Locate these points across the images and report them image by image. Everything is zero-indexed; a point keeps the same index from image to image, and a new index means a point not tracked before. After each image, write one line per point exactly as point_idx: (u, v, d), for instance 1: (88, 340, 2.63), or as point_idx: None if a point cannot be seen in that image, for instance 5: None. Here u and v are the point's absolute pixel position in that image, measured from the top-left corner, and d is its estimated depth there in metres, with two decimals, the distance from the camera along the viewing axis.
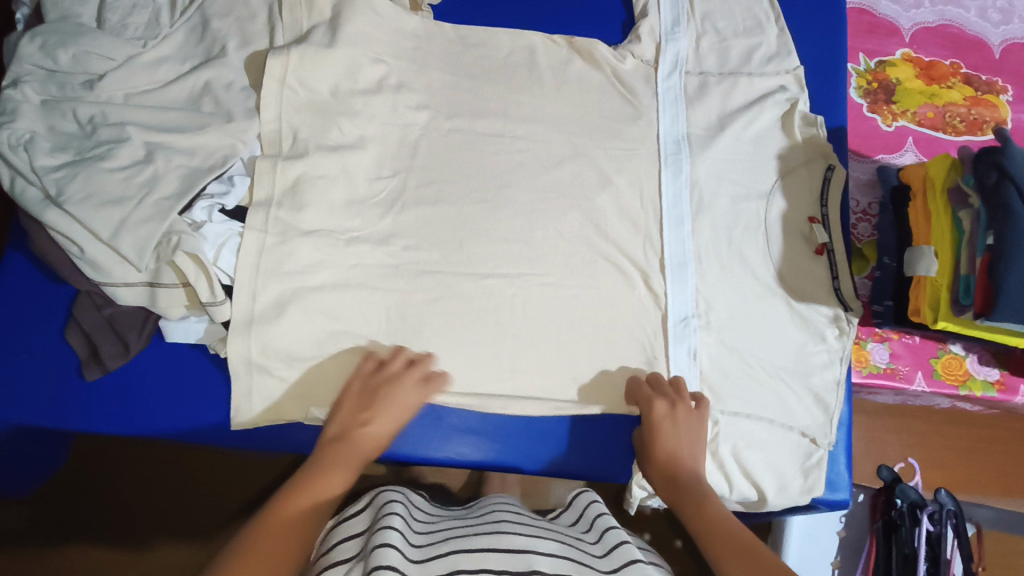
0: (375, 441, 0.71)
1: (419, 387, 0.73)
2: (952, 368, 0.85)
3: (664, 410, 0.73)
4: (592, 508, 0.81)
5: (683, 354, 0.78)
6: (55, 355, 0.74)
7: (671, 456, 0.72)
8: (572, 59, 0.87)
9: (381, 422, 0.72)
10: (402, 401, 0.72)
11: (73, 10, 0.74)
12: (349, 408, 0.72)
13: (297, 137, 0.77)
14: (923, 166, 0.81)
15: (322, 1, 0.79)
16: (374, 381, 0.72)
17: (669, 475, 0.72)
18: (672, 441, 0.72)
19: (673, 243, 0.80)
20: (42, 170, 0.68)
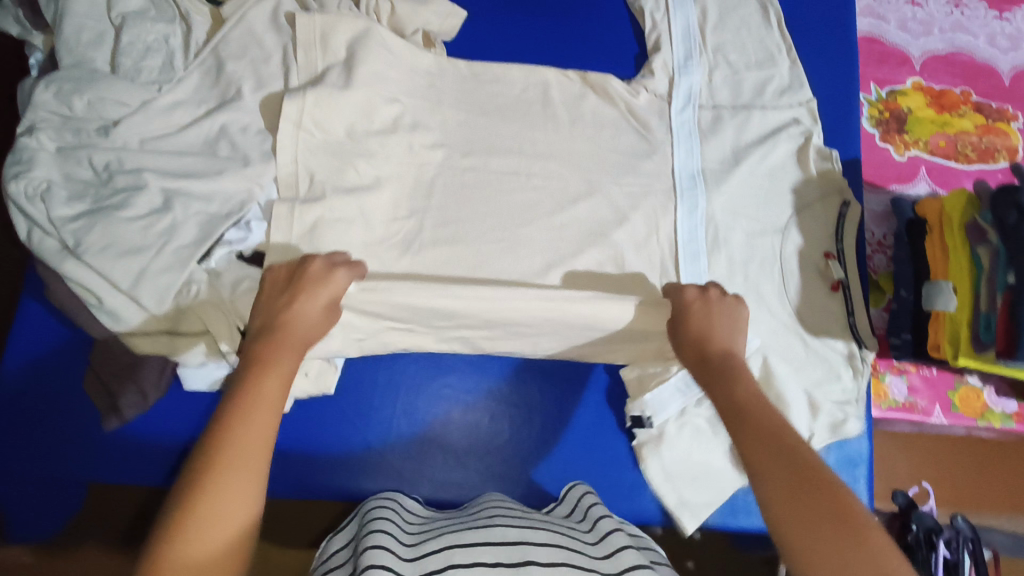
0: (308, 326, 0.64)
1: (332, 267, 0.67)
2: (969, 401, 0.85)
3: (694, 294, 0.71)
4: (586, 497, 0.75)
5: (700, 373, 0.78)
6: (72, 403, 0.74)
7: (702, 335, 0.68)
8: (586, 95, 0.87)
9: (308, 305, 0.65)
10: (328, 285, 0.66)
11: (87, 55, 0.73)
12: (270, 298, 0.65)
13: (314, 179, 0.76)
14: (939, 200, 0.81)
15: (336, 43, 0.79)
16: (284, 272, 0.67)
17: (698, 359, 0.67)
18: (702, 322, 0.68)
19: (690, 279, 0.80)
20: (58, 221, 0.67)
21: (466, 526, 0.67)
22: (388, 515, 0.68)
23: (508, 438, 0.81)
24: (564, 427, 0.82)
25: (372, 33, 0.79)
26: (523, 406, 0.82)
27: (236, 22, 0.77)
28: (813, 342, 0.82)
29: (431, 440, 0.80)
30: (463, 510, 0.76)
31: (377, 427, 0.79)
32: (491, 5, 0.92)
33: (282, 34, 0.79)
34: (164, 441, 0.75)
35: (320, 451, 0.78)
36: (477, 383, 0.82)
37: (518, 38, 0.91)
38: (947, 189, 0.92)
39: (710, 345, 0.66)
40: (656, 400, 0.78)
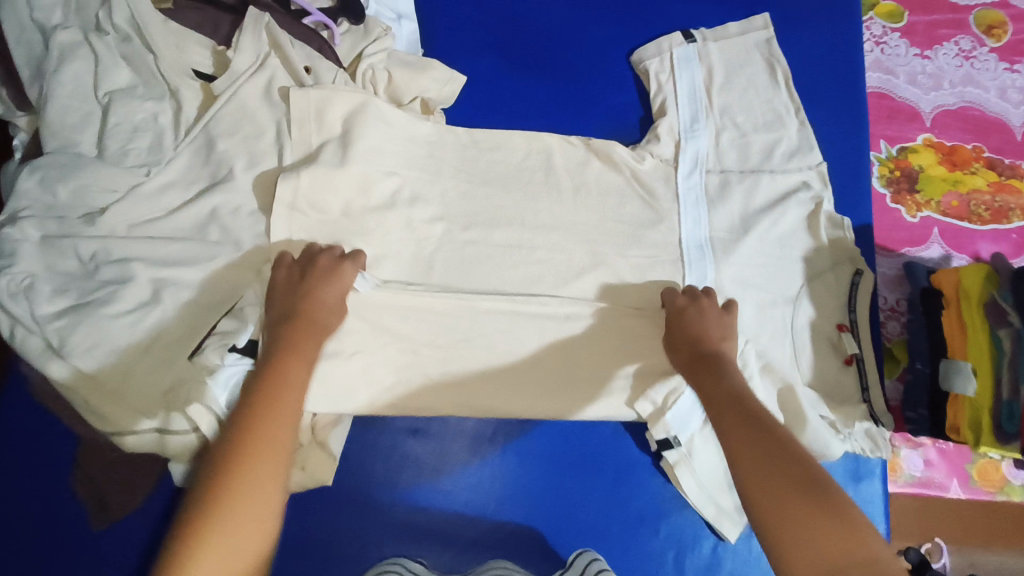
0: (322, 315, 0.68)
1: (340, 259, 0.71)
2: (988, 474, 0.85)
3: (686, 301, 0.74)
4: (592, 563, 0.71)
5: None
6: (52, 504, 0.70)
7: (695, 337, 0.71)
8: (590, 161, 0.84)
9: (319, 295, 0.68)
10: (335, 283, 0.69)
11: (73, 138, 0.70)
12: (282, 293, 0.68)
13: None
14: (955, 275, 0.79)
15: (332, 117, 0.76)
16: (292, 266, 0.70)
17: (690, 359, 0.70)
18: (693, 324, 0.72)
19: None
20: (41, 319, 0.64)
21: None
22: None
23: (508, 524, 0.76)
24: (572, 511, 0.77)
25: (369, 107, 0.76)
26: (530, 491, 0.77)
27: (228, 98, 0.74)
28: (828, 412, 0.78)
29: (428, 529, 0.75)
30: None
31: (373, 516, 0.75)
32: (490, 69, 0.89)
33: (276, 108, 0.76)
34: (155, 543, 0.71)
35: (312, 543, 0.74)
36: (483, 468, 0.78)
37: (519, 103, 0.88)
38: (961, 252, 0.90)
39: (699, 346, 0.70)
40: (678, 417, 0.75)
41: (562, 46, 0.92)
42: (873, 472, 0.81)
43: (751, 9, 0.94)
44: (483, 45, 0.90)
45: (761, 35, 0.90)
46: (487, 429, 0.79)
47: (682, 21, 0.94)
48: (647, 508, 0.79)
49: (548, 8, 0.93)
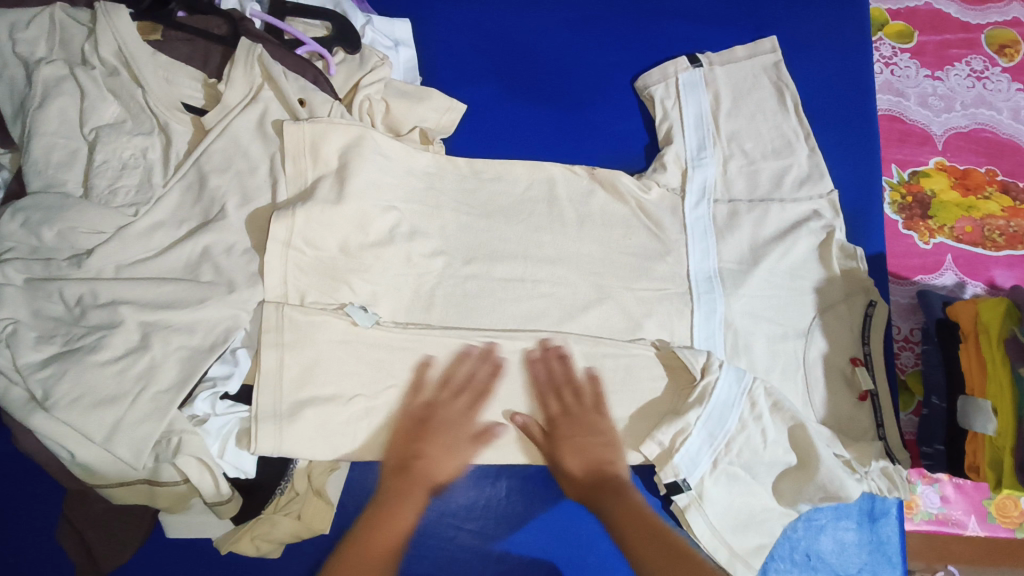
0: (434, 472, 0.70)
1: (466, 422, 0.72)
2: (1007, 510, 0.81)
3: (558, 409, 0.72)
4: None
5: (722, 432, 0.71)
6: (38, 555, 0.67)
7: (596, 460, 0.71)
8: (595, 191, 0.82)
9: (439, 457, 0.71)
10: (454, 441, 0.71)
11: (58, 177, 0.68)
12: (405, 436, 0.70)
13: (304, 300, 0.71)
14: (973, 306, 0.76)
15: (328, 151, 0.73)
16: (420, 407, 0.71)
17: (592, 484, 0.70)
18: (571, 446, 0.71)
19: (723, 386, 0.72)
20: (25, 369, 0.61)
21: None
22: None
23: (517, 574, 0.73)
24: (580, 557, 0.74)
25: (366, 141, 0.73)
26: (533, 536, 0.74)
27: (219, 132, 0.72)
28: (843, 450, 0.75)
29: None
30: None
31: None
32: (491, 96, 0.87)
33: (270, 143, 0.74)
34: None
35: None
36: (487, 513, 0.75)
37: (520, 131, 0.86)
38: (975, 279, 0.87)
39: (602, 467, 0.70)
40: (686, 458, 0.70)
41: (564, 70, 0.89)
42: (888, 511, 0.77)
43: (759, 31, 0.92)
44: (483, 70, 0.88)
45: (769, 58, 0.88)
46: (490, 470, 0.76)
47: (688, 44, 0.91)
48: None
49: (550, 32, 0.90)
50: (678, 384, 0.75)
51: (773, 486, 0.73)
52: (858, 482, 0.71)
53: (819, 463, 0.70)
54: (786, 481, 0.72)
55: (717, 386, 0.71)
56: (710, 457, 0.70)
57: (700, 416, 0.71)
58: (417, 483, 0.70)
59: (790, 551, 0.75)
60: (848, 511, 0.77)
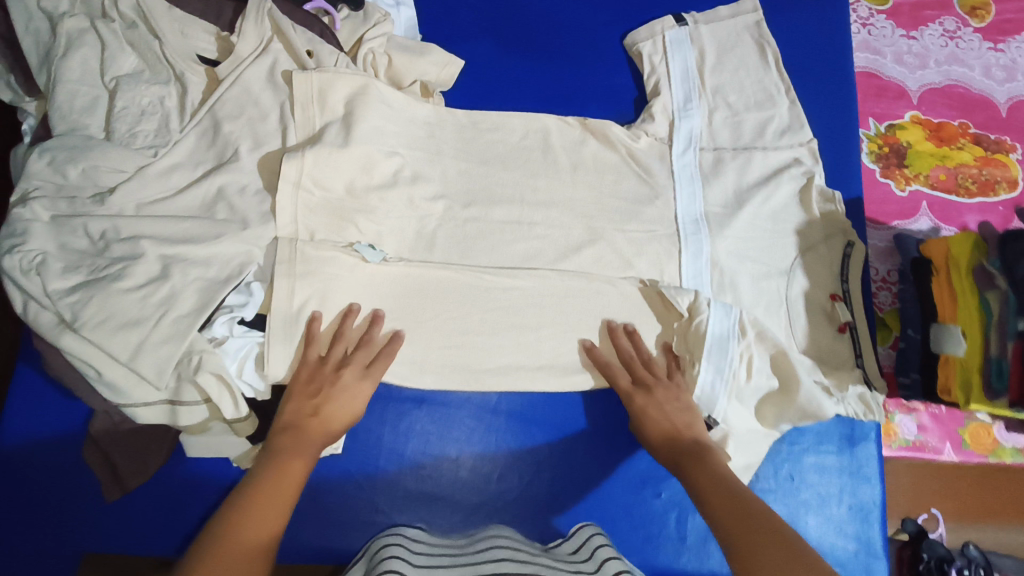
0: (328, 423, 0.70)
1: (363, 376, 0.72)
2: (980, 437, 0.87)
3: (629, 384, 0.76)
4: (594, 539, 0.70)
5: (722, 364, 0.75)
6: (69, 473, 0.72)
7: (674, 428, 0.72)
8: (587, 140, 0.87)
9: (332, 406, 0.70)
10: (349, 390, 0.71)
11: (81, 122, 0.72)
12: (299, 394, 0.70)
13: (313, 235, 0.75)
14: (945, 243, 0.81)
15: (334, 99, 0.77)
16: (317, 359, 0.72)
17: (676, 447, 0.71)
18: (649, 417, 0.73)
19: (717, 318, 0.76)
20: (55, 294, 0.66)
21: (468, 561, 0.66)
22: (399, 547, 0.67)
23: (517, 494, 0.78)
24: (574, 478, 0.79)
25: (371, 89, 0.78)
26: (531, 459, 0.79)
27: (232, 82, 0.76)
28: (823, 376, 0.79)
29: (436, 502, 0.77)
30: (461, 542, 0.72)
31: (383, 485, 0.76)
32: (487, 53, 0.92)
33: (279, 92, 0.78)
34: (159, 514, 0.73)
35: (320, 518, 0.75)
36: (488, 438, 0.79)
37: (517, 86, 0.90)
38: (949, 224, 0.92)
39: (680, 433, 0.71)
40: (705, 396, 0.74)
41: (556, 30, 0.94)
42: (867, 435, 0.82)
43: None
44: (481, 29, 0.93)
45: (751, 17, 0.93)
46: (489, 404, 0.80)
47: (674, 5, 0.96)
48: (649, 473, 0.80)
49: None
50: (665, 319, 0.80)
51: (758, 411, 0.77)
52: (835, 405, 0.76)
53: (800, 386, 0.74)
54: (769, 405, 0.77)
55: (709, 324, 0.76)
56: (725, 391, 0.74)
57: (706, 352, 0.75)
58: (310, 436, 0.68)
59: (775, 471, 0.80)
60: (829, 436, 0.82)
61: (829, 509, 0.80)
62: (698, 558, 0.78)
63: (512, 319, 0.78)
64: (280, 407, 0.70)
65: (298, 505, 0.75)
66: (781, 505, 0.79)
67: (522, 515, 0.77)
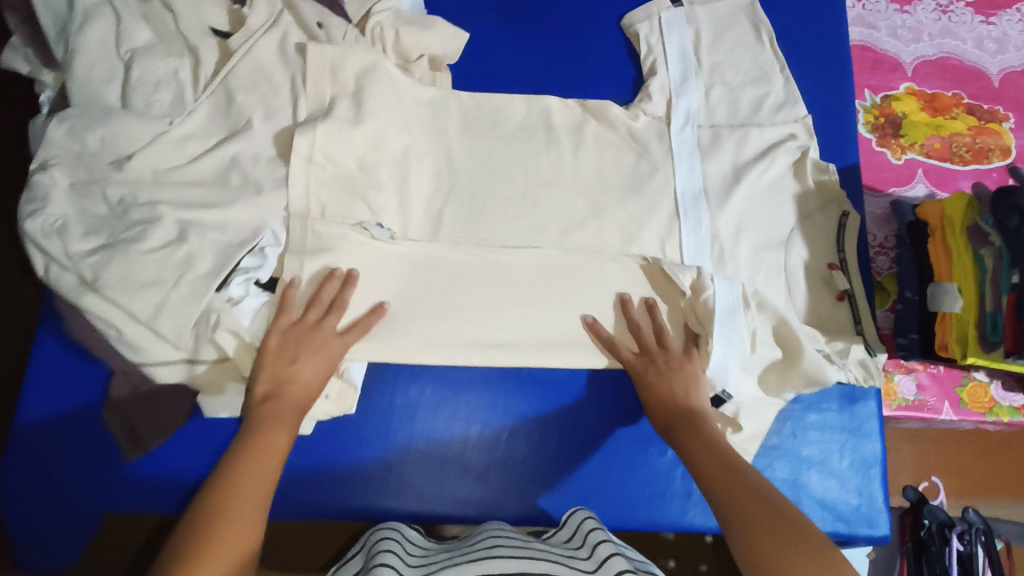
0: (306, 388, 0.70)
1: (338, 335, 0.73)
2: (978, 397, 0.88)
3: (631, 355, 0.77)
4: (586, 522, 0.72)
5: (731, 337, 0.76)
6: (88, 436, 0.73)
7: (672, 395, 0.73)
8: (586, 121, 0.88)
9: (309, 369, 0.71)
10: (326, 350, 0.72)
11: (99, 92, 0.74)
12: (273, 361, 0.70)
13: (324, 212, 0.77)
14: (939, 204, 0.84)
15: (343, 70, 0.80)
16: (288, 326, 0.72)
17: (673, 415, 0.72)
18: (648, 385, 0.75)
19: (723, 290, 0.78)
20: (76, 256, 0.68)
21: (465, 553, 0.68)
22: (394, 544, 0.69)
23: (528, 456, 0.79)
24: (580, 437, 0.81)
25: (377, 66, 0.80)
26: (540, 418, 0.80)
27: (244, 53, 0.78)
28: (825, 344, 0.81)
29: (448, 461, 0.78)
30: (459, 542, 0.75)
31: (397, 445, 0.78)
32: (492, 32, 0.93)
33: (291, 65, 0.80)
34: (179, 474, 0.74)
35: (335, 476, 0.77)
36: (497, 399, 0.80)
37: (518, 61, 0.92)
38: (944, 190, 0.94)
39: (676, 401, 0.73)
40: (717, 370, 0.75)
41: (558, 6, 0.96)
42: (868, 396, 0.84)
43: None
44: (484, 7, 0.95)
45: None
46: (498, 368, 0.81)
47: None
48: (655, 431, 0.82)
49: None
50: (667, 295, 0.82)
51: (761, 378, 0.79)
52: (837, 371, 0.79)
53: (804, 353, 0.77)
54: (772, 372, 0.79)
55: (716, 298, 0.77)
56: (735, 362, 0.76)
57: (717, 327, 0.76)
58: (288, 403, 0.69)
59: (779, 429, 0.82)
60: (829, 400, 0.84)
61: (831, 469, 0.82)
62: (705, 512, 0.80)
63: (514, 284, 0.80)
64: (253, 375, 0.70)
65: (315, 465, 0.77)
66: (784, 461, 0.81)
67: (535, 474, 0.79)
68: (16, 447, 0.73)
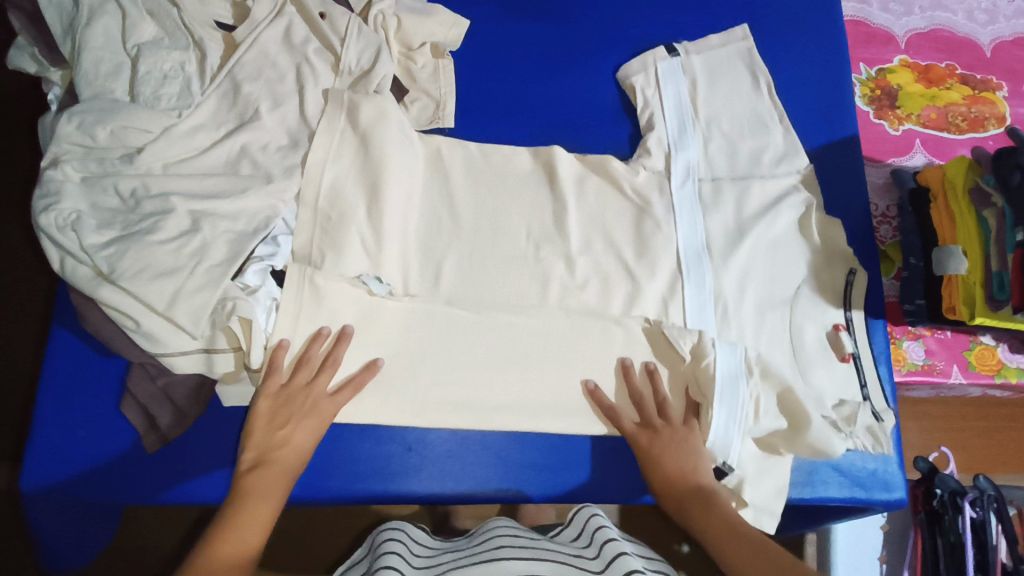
0: (296, 454, 0.70)
1: (330, 399, 0.72)
2: (985, 359, 0.90)
3: (633, 427, 0.76)
4: (591, 520, 0.76)
5: (734, 406, 0.74)
6: (106, 425, 0.74)
7: (678, 470, 0.72)
8: (589, 178, 0.87)
9: (298, 435, 0.70)
10: (316, 414, 0.71)
11: (107, 86, 0.74)
12: (262, 428, 0.70)
13: (323, 259, 0.75)
14: (940, 168, 0.86)
15: (349, 60, 0.82)
16: (280, 394, 0.71)
17: (682, 490, 0.72)
18: (651, 458, 0.74)
19: (725, 354, 0.76)
20: (91, 248, 0.67)
21: (473, 557, 0.71)
22: (398, 546, 0.71)
23: (548, 437, 0.79)
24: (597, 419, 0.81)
25: (378, 74, 0.82)
26: None
27: (249, 45, 0.79)
28: (831, 409, 0.79)
29: (469, 440, 0.79)
30: (467, 543, 0.78)
31: (413, 432, 0.78)
32: (491, 14, 0.95)
33: (294, 54, 0.81)
34: (198, 465, 0.74)
35: (357, 457, 0.77)
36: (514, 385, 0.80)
37: (515, 43, 0.94)
38: (943, 159, 0.96)
39: (684, 478, 0.72)
40: (719, 438, 0.74)
41: None
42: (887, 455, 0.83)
43: None
44: None
45: (742, 45, 0.95)
46: (504, 435, 0.79)
47: None
48: None
49: None
50: (667, 359, 0.80)
51: (763, 441, 0.77)
52: (844, 440, 0.77)
53: (810, 423, 0.74)
54: (778, 439, 0.76)
55: (717, 364, 0.75)
56: (739, 431, 0.74)
57: (718, 395, 0.74)
58: (275, 474, 0.69)
59: None
60: None
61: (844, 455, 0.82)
62: None
63: (526, 269, 0.82)
64: (243, 445, 0.71)
65: (331, 452, 0.76)
66: None
67: (554, 454, 0.79)
68: (32, 439, 0.72)
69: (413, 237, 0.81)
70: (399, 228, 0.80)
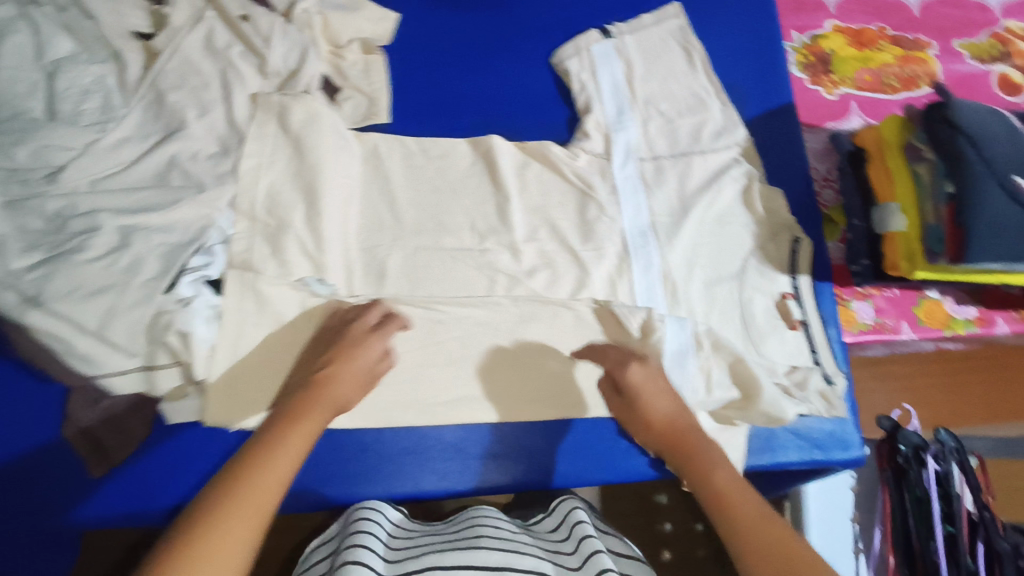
0: (341, 374, 0.69)
1: (373, 332, 0.72)
2: (933, 313, 0.91)
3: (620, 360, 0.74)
4: (574, 512, 0.78)
5: (684, 378, 0.75)
6: (53, 452, 0.72)
7: (673, 410, 0.70)
8: (529, 163, 0.87)
9: (341, 359, 0.69)
10: (363, 342, 0.71)
11: (23, 105, 0.72)
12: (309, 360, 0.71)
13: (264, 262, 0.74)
14: (873, 129, 0.88)
15: (275, 63, 0.82)
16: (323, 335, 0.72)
17: (675, 433, 0.69)
18: (653, 382, 0.71)
19: (673, 329, 0.77)
20: (15, 273, 0.64)
21: (450, 544, 0.70)
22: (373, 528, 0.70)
23: (507, 425, 0.79)
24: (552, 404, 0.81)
25: (306, 74, 0.82)
26: None
27: (171, 53, 0.78)
28: (782, 376, 0.81)
29: (427, 436, 0.78)
30: (446, 529, 0.77)
31: (366, 431, 0.77)
32: (419, 6, 0.95)
33: (218, 59, 0.80)
34: (150, 483, 0.74)
35: (313, 461, 0.75)
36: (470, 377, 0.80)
37: (447, 34, 0.94)
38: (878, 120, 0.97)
39: (678, 419, 0.69)
40: None
41: None
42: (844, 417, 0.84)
43: None
44: None
45: (674, 23, 0.96)
46: (459, 426, 0.78)
47: None
48: None
49: None
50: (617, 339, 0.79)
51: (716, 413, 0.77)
52: (796, 404, 0.78)
53: (762, 390, 0.74)
54: (730, 410, 0.76)
55: (666, 338, 0.77)
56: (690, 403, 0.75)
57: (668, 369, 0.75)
58: (321, 390, 0.67)
59: None
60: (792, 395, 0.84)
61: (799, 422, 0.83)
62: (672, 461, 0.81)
63: (473, 261, 0.81)
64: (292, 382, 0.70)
65: None
66: None
67: (513, 442, 0.79)
68: None
69: (355, 236, 0.80)
70: (340, 229, 0.79)
